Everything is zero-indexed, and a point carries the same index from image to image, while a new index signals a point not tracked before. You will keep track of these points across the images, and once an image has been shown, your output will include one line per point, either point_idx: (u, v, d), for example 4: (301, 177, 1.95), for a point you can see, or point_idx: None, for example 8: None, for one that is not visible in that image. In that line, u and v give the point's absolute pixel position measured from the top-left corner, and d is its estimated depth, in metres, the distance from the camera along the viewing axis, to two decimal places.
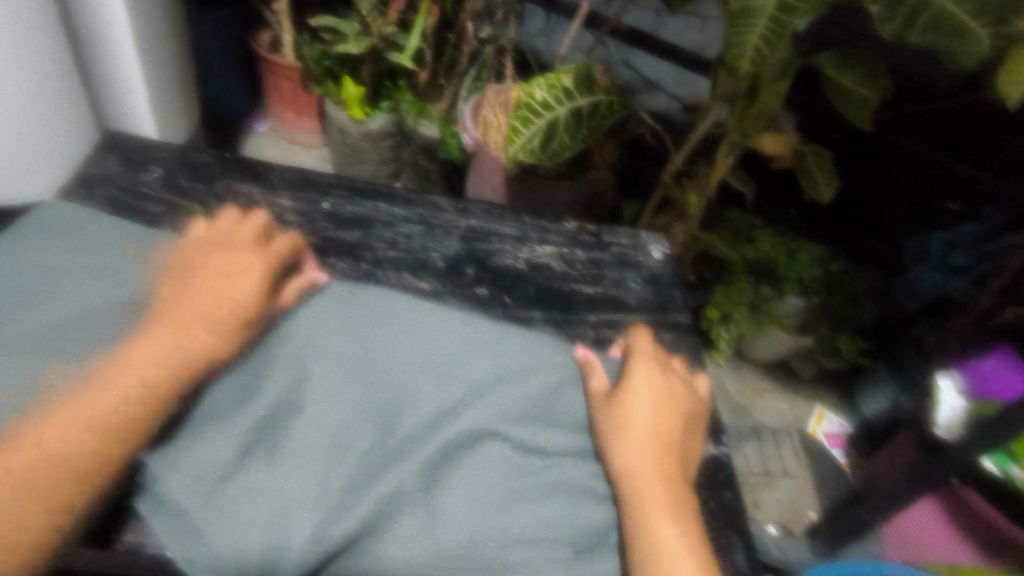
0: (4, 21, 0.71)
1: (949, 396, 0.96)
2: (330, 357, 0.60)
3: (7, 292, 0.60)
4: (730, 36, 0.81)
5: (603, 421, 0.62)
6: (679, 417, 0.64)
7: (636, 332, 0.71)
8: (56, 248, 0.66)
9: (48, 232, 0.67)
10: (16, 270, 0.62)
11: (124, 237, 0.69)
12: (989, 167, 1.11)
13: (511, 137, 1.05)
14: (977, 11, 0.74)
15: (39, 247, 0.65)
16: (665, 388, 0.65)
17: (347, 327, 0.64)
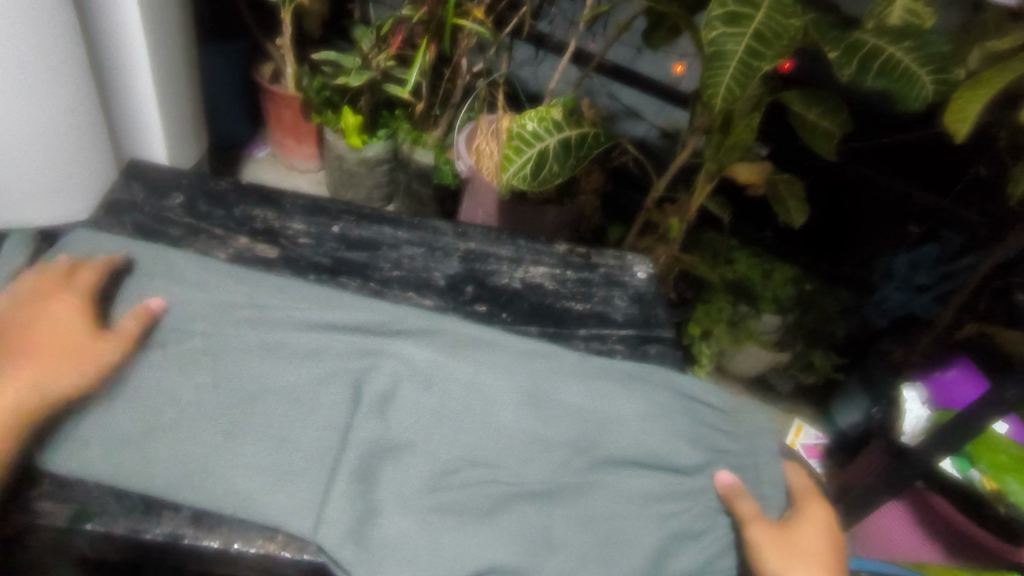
0: (34, 56, 0.78)
1: (915, 406, 1.04)
2: (361, 366, 0.68)
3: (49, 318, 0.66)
4: (706, 76, 0.89)
5: (759, 540, 0.61)
6: (838, 551, 0.63)
7: (791, 467, 0.72)
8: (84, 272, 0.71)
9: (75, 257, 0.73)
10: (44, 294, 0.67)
11: (175, 283, 0.73)
12: (946, 194, 1.20)
13: (504, 165, 1.12)
14: (923, 61, 0.84)
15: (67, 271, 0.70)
16: (826, 529, 0.64)
17: (387, 355, 0.69)
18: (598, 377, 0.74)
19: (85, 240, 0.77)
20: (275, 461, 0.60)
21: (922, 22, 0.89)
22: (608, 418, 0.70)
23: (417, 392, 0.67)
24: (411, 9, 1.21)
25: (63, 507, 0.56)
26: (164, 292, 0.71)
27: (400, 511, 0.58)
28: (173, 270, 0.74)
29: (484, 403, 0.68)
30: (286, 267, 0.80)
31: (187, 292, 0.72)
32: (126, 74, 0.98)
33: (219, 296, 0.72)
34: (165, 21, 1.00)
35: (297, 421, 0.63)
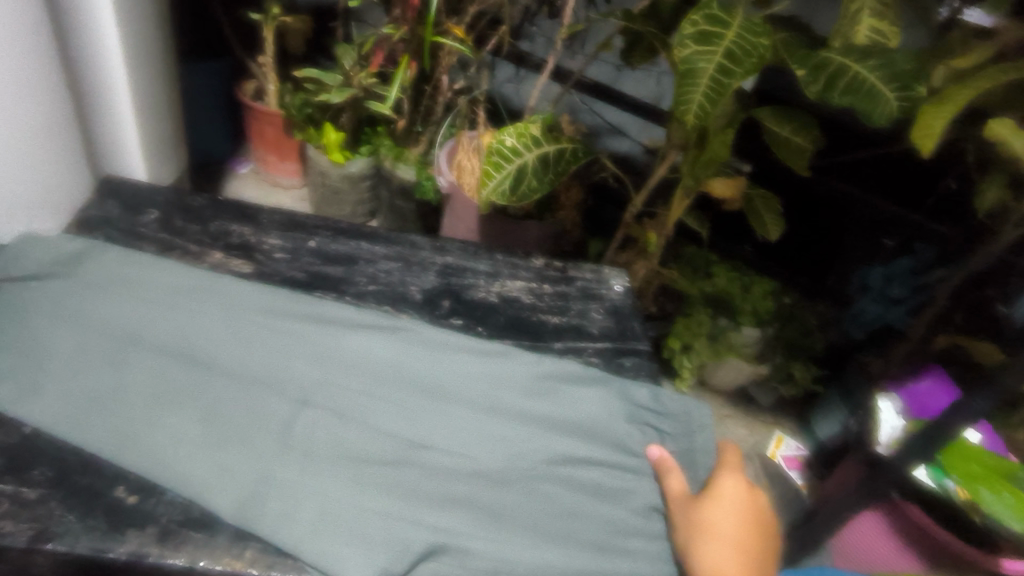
0: (10, 69, 0.78)
1: (890, 416, 1.05)
2: (309, 367, 0.69)
3: (7, 327, 0.67)
4: (678, 93, 0.91)
5: (681, 519, 0.64)
6: (763, 526, 0.64)
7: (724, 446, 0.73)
8: (40, 289, 0.71)
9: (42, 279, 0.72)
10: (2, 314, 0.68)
11: (122, 290, 0.73)
12: (919, 208, 1.22)
13: (483, 180, 1.13)
14: (888, 78, 0.86)
15: (24, 291, 0.71)
16: (751, 502, 0.65)
17: (336, 358, 0.71)
18: (546, 376, 0.75)
19: (41, 247, 0.76)
20: (225, 460, 0.60)
21: (887, 40, 0.92)
22: (556, 416, 0.71)
23: (366, 393, 0.69)
24: (392, 28, 1.23)
25: (26, 527, 0.53)
26: (111, 298, 0.71)
27: (350, 500, 0.59)
28: (118, 280, 0.74)
29: (434, 401, 0.70)
30: (261, 282, 0.79)
31: (132, 297, 0.72)
32: (104, 91, 0.99)
33: (164, 303, 0.72)
34: (144, 39, 1.00)
35: (249, 419, 0.64)
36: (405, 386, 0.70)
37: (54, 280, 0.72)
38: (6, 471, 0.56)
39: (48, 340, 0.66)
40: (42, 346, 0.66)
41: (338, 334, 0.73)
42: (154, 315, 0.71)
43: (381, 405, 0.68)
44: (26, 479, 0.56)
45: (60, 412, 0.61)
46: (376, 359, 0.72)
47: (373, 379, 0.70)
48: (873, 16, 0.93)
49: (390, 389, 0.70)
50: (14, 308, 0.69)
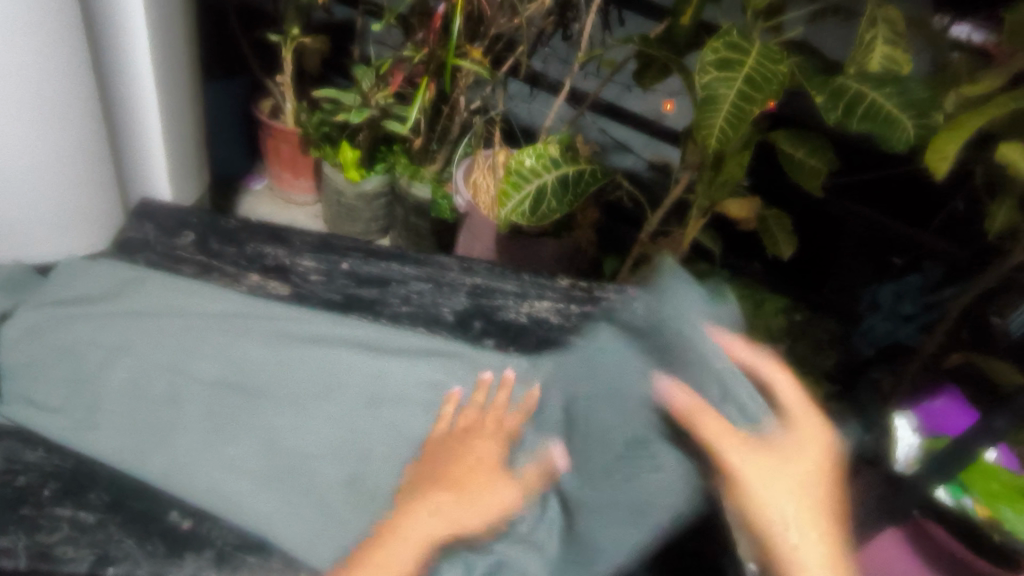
0: (52, 96, 0.81)
1: (906, 433, 1.06)
2: (352, 391, 0.71)
3: (54, 354, 0.69)
4: (700, 119, 0.94)
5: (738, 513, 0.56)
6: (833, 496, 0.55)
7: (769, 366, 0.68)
8: (82, 312, 0.73)
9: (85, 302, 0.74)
10: (48, 339, 0.70)
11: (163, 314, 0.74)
12: (926, 227, 1.27)
13: (502, 201, 1.15)
14: (904, 106, 0.89)
15: (66, 315, 0.72)
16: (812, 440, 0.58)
17: (375, 381, 0.72)
18: (593, 399, 0.73)
19: (85, 274, 0.78)
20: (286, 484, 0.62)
21: (900, 68, 0.96)
22: (611, 437, 0.69)
23: (410, 417, 0.70)
24: (412, 50, 1.25)
25: (85, 552, 0.55)
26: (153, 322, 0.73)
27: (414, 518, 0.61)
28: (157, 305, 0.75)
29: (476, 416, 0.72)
30: (298, 304, 0.81)
31: (172, 318, 0.73)
32: (135, 116, 1.01)
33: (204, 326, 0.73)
34: (174, 65, 1.02)
35: (305, 450, 0.65)
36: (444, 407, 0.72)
37: (98, 306, 0.74)
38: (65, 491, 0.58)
39: (90, 367, 0.68)
40: (90, 377, 0.67)
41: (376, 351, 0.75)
42: (190, 339, 0.72)
43: (421, 421, 0.70)
44: None
45: (117, 444, 0.63)
46: (414, 382, 0.73)
47: (414, 403, 0.72)
48: (887, 46, 0.96)
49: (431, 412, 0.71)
50: (60, 337, 0.70)
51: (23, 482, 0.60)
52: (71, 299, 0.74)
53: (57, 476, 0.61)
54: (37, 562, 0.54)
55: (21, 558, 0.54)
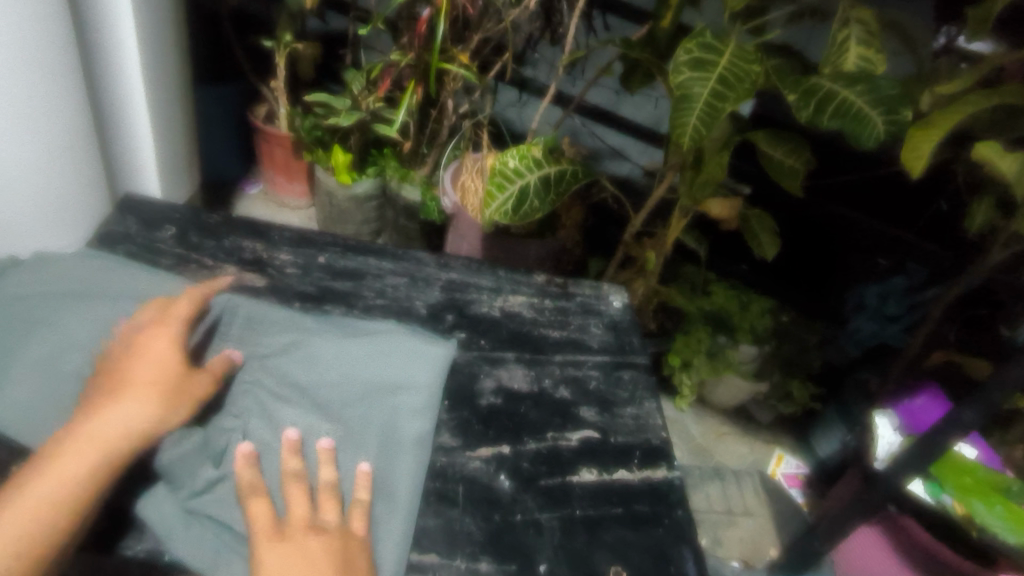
0: (39, 102, 0.84)
1: (886, 431, 1.06)
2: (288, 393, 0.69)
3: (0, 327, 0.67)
4: (674, 117, 0.95)
5: None
6: None
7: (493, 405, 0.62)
8: (31, 289, 0.72)
9: (45, 277, 0.74)
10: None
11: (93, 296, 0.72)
12: (911, 227, 1.26)
13: (486, 201, 1.17)
14: (875, 103, 0.90)
15: (13, 292, 0.72)
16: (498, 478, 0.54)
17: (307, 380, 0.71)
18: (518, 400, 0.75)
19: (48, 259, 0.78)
20: (208, 471, 0.61)
21: (874, 67, 0.96)
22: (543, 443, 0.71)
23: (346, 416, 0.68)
24: (399, 54, 1.27)
25: None
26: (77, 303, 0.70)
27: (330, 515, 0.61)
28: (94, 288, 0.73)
29: (406, 411, 0.70)
30: (273, 295, 0.82)
31: (104, 301, 0.71)
32: (122, 115, 1.03)
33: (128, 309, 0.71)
34: (164, 67, 1.06)
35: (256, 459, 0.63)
36: (382, 404, 0.70)
37: (38, 287, 0.72)
38: None
39: (23, 345, 0.66)
40: (9, 352, 0.65)
41: (317, 346, 0.74)
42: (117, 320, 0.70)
43: (359, 414, 0.69)
44: None
45: (27, 417, 0.62)
46: (353, 380, 0.72)
47: (354, 401, 0.70)
48: (861, 44, 0.97)
49: (371, 408, 0.70)
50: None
51: None
52: (17, 278, 0.73)
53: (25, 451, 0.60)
54: None
55: None
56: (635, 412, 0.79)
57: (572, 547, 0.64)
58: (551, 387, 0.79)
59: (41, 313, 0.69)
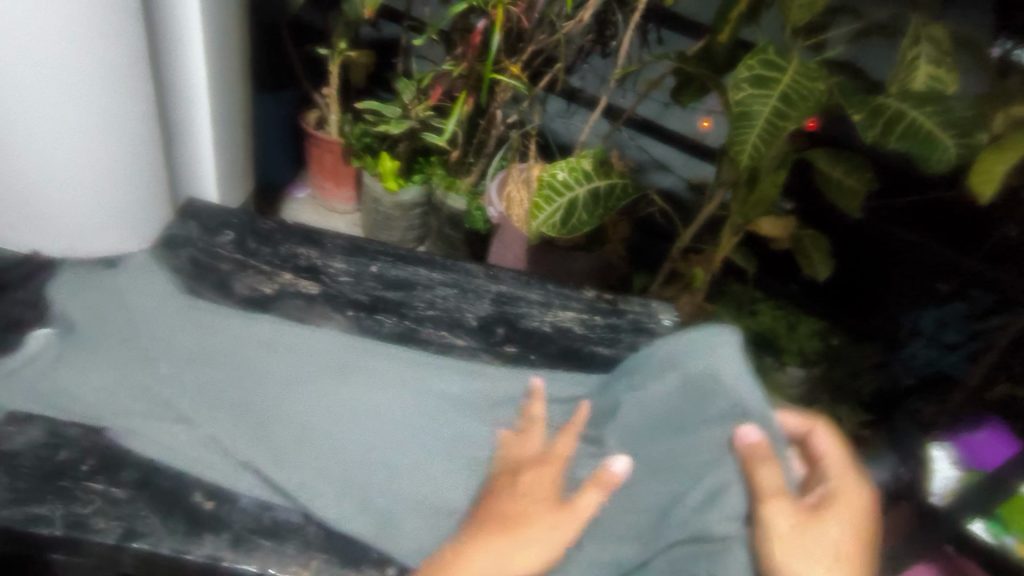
0: (111, 109, 0.89)
1: (943, 465, 1.00)
2: (356, 388, 0.73)
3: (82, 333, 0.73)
4: (733, 135, 0.93)
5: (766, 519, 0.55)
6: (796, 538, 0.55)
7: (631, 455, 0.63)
8: (108, 298, 0.78)
9: (120, 288, 0.79)
10: (75, 322, 0.74)
11: (175, 310, 0.77)
12: (974, 253, 1.18)
13: (534, 213, 1.16)
14: (946, 125, 0.86)
15: (92, 301, 0.77)
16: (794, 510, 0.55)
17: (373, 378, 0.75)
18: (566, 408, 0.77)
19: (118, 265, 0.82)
20: (281, 453, 0.65)
21: (945, 87, 0.93)
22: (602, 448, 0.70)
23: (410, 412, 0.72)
24: (451, 65, 1.28)
25: (114, 525, 0.57)
26: (157, 319, 0.76)
27: (385, 510, 0.63)
28: (169, 300, 0.79)
29: (466, 416, 0.73)
30: (327, 303, 0.84)
31: (180, 311, 0.78)
32: (189, 127, 1.07)
33: (214, 326, 0.76)
34: (228, 77, 1.09)
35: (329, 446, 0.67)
36: (444, 407, 0.74)
37: (116, 296, 0.78)
38: (99, 470, 0.61)
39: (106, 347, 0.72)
40: (89, 352, 0.71)
41: (408, 368, 0.77)
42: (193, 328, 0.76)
43: (422, 413, 0.72)
44: (114, 479, 0.61)
45: (109, 406, 0.66)
46: (416, 383, 0.75)
47: (418, 403, 0.73)
48: (931, 63, 0.93)
49: (434, 411, 0.73)
50: (82, 321, 0.74)
51: (63, 457, 0.62)
52: (96, 288, 0.79)
53: (93, 451, 0.62)
54: (70, 530, 0.56)
55: (56, 526, 0.56)
56: None
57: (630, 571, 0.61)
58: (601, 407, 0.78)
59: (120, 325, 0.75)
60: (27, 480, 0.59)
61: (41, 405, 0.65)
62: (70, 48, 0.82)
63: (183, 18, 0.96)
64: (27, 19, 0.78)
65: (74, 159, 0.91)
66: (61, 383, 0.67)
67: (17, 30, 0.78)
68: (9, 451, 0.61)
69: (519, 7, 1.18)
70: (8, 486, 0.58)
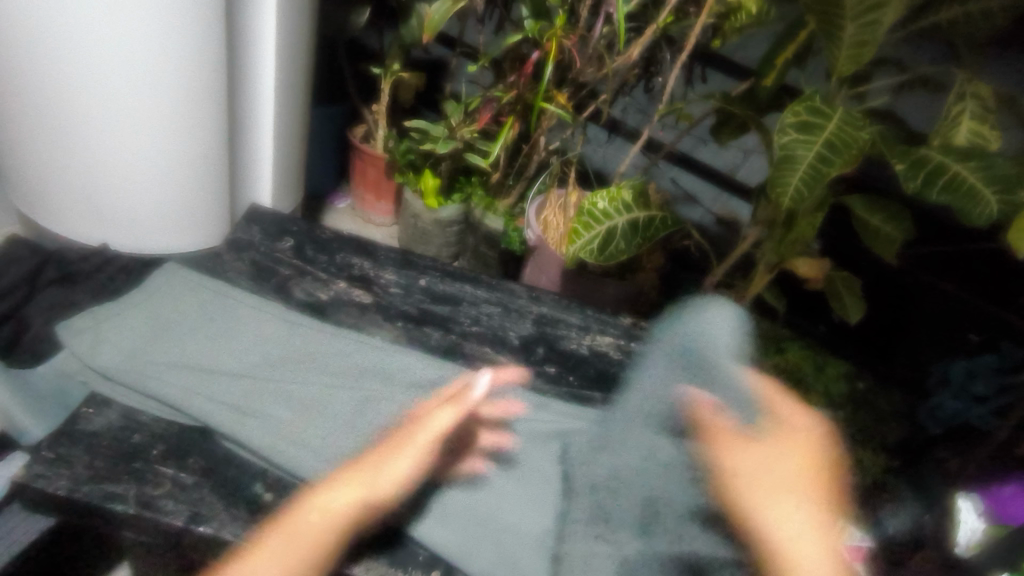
0: (187, 115, 0.96)
1: (970, 517, 1.06)
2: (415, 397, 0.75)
3: (157, 324, 0.77)
4: (775, 175, 0.95)
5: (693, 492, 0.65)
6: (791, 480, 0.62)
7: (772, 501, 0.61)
8: (180, 292, 0.81)
9: (189, 284, 0.83)
10: (151, 315, 0.78)
11: (238, 310, 0.81)
12: (1008, 306, 1.22)
13: (572, 238, 1.20)
14: (989, 180, 0.89)
15: (166, 295, 0.81)
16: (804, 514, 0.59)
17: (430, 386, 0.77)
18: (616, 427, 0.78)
19: (178, 271, 0.86)
20: (333, 449, 0.68)
21: (987, 143, 0.96)
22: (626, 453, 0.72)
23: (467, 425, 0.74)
24: (503, 91, 1.33)
25: (182, 508, 0.61)
26: (226, 323, 0.79)
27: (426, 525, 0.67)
28: (234, 301, 0.82)
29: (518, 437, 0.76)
30: (378, 313, 0.87)
31: (246, 309, 0.81)
32: (252, 135, 1.14)
33: (283, 334, 0.80)
34: (292, 92, 1.15)
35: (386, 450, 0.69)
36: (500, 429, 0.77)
37: (187, 291, 0.82)
38: (167, 456, 0.65)
39: (182, 343, 0.75)
40: (164, 343, 0.75)
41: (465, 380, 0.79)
42: (260, 327, 0.79)
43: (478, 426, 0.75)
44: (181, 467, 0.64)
45: (182, 392, 0.69)
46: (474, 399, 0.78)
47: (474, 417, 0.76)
48: (975, 120, 0.96)
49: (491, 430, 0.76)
50: (158, 312, 0.78)
51: (136, 440, 0.65)
52: (171, 280, 0.83)
53: (161, 437, 0.66)
54: (141, 509, 0.60)
55: (129, 505, 0.60)
56: None
57: None
58: None
59: (192, 324, 0.78)
60: (104, 459, 0.63)
61: (122, 392, 0.69)
62: (157, 59, 0.88)
63: (258, 34, 1.02)
64: (124, 33, 0.84)
65: (148, 157, 0.97)
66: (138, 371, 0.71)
67: (113, 41, 0.85)
68: (92, 434, 0.65)
69: (571, 41, 1.22)
70: (87, 464, 0.62)
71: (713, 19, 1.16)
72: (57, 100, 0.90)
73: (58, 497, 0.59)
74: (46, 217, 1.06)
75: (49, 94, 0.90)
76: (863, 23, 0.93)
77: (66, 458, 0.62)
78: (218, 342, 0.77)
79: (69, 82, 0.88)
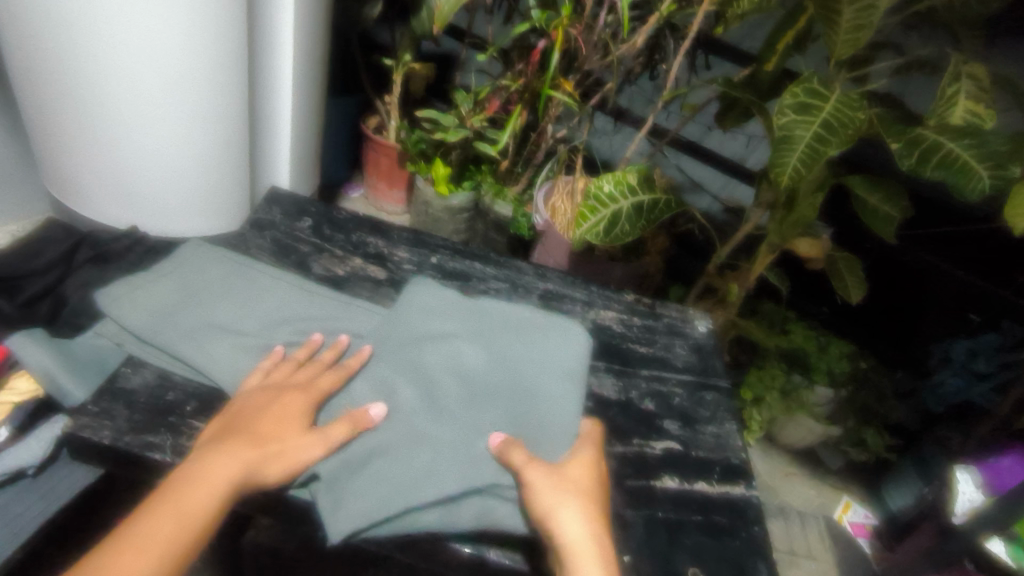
0: (207, 104, 1.01)
1: (969, 488, 1.07)
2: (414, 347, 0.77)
3: (187, 292, 0.81)
4: (773, 157, 0.99)
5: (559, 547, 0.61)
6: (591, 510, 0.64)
7: None
8: (207, 263, 0.86)
9: (215, 254, 0.88)
10: (184, 284, 0.83)
11: (259, 278, 0.86)
12: (1007, 286, 1.23)
13: (579, 221, 1.23)
14: (981, 157, 0.91)
15: (196, 265, 0.86)
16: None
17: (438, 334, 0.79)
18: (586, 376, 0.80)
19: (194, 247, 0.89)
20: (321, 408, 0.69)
21: (982, 121, 0.97)
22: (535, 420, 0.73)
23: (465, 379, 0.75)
24: (510, 80, 1.37)
25: None
26: (248, 288, 0.83)
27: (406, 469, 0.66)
28: (256, 271, 0.87)
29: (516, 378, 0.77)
30: (392, 287, 0.92)
31: (266, 277, 0.86)
32: (269, 120, 1.20)
33: (301, 298, 0.84)
34: (308, 80, 1.19)
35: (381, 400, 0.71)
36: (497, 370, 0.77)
37: (214, 261, 0.87)
38: (200, 411, 0.71)
39: (206, 304, 0.80)
40: (191, 305, 0.79)
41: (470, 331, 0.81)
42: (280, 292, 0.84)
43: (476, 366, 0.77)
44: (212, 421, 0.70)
45: (207, 349, 0.74)
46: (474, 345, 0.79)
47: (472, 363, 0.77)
48: (970, 99, 0.98)
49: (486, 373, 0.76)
50: (189, 281, 0.83)
51: (172, 397, 0.71)
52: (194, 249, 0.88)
53: (193, 396, 0.72)
54: (178, 457, 0.65)
55: (167, 453, 0.66)
56: (716, 431, 0.83)
57: (654, 544, 0.68)
58: (637, 398, 0.84)
59: (219, 291, 0.82)
60: (142, 414, 0.69)
61: (158, 355, 0.75)
62: (178, 54, 0.92)
63: (275, 24, 1.06)
64: (149, 29, 0.88)
65: (172, 145, 1.02)
66: (169, 331, 0.75)
67: (142, 37, 0.89)
68: (130, 390, 0.71)
69: (577, 30, 1.26)
70: (127, 418, 0.68)
71: (715, 6, 1.19)
72: (86, 92, 0.94)
73: (104, 446, 0.65)
74: (76, 201, 1.11)
75: (74, 86, 0.94)
76: (859, 7, 0.96)
77: (108, 412, 0.68)
78: (241, 304, 0.81)
79: (98, 75, 0.92)
